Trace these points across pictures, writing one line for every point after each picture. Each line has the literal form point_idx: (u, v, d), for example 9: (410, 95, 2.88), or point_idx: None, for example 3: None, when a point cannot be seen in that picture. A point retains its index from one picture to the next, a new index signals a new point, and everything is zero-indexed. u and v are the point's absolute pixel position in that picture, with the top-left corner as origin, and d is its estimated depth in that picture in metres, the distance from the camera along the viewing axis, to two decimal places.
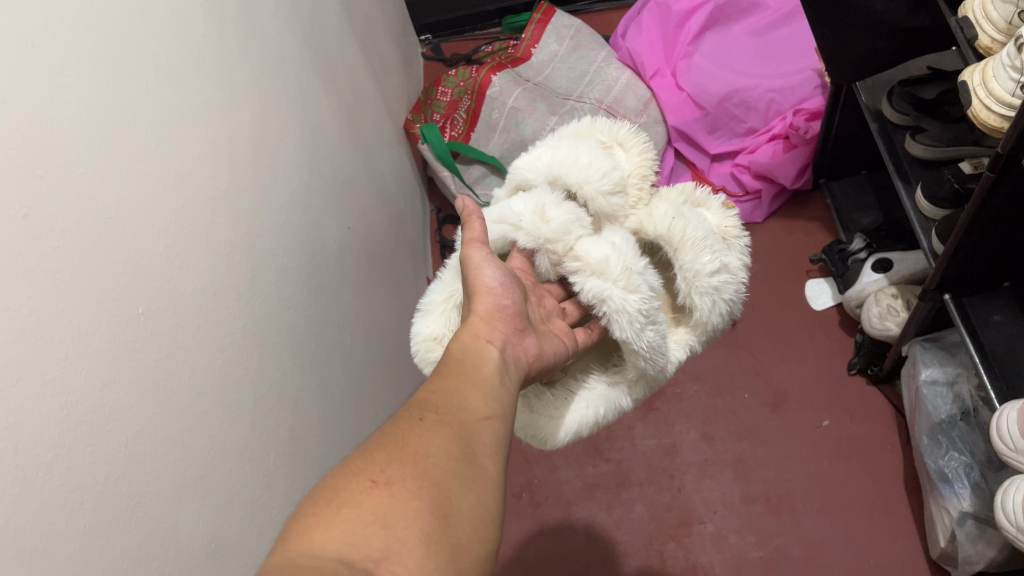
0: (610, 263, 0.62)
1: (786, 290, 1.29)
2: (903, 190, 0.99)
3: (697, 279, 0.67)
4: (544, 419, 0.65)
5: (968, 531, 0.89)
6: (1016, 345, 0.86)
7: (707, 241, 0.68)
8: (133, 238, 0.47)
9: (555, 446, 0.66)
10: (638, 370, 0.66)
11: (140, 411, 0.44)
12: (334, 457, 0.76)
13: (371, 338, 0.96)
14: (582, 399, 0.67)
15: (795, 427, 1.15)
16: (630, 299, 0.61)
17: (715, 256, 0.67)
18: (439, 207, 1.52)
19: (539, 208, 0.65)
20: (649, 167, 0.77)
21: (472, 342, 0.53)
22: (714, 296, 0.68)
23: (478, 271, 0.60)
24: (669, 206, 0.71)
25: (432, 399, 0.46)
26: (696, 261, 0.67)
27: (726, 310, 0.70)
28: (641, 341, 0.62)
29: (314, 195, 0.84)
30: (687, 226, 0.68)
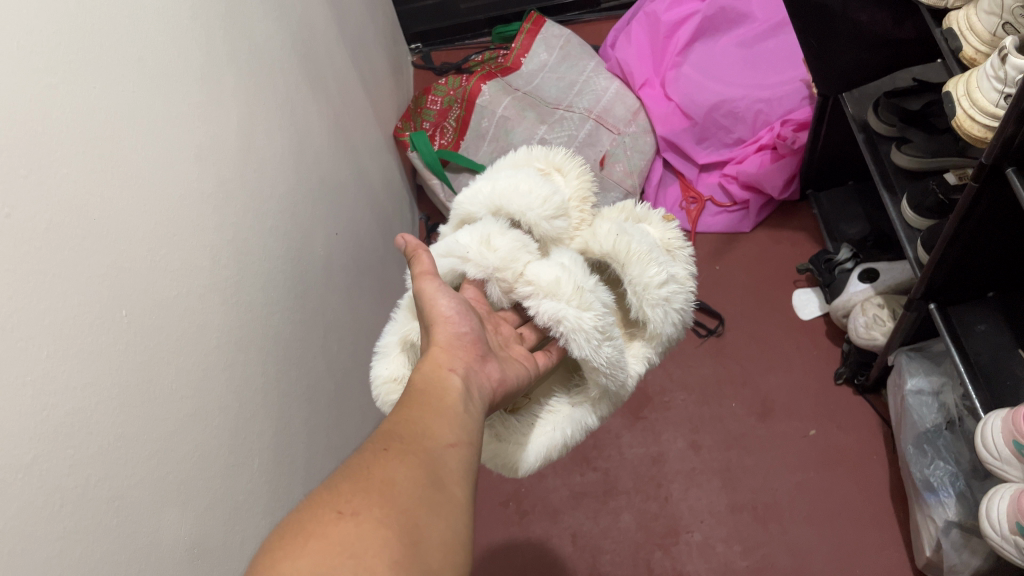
0: (562, 284, 0.62)
1: (773, 300, 1.29)
2: (889, 201, 0.99)
3: (647, 292, 0.67)
4: (512, 445, 0.65)
5: (954, 540, 0.90)
6: (1000, 354, 0.87)
7: (652, 254, 0.68)
8: (119, 240, 0.47)
9: (526, 472, 0.65)
10: (600, 387, 0.66)
11: (122, 414, 0.44)
12: (318, 464, 0.75)
13: (357, 345, 0.95)
14: (548, 422, 0.66)
15: (781, 436, 1.15)
16: (585, 316, 0.61)
17: (662, 268, 0.68)
18: (427, 215, 1.52)
19: (485, 238, 0.65)
20: (588, 188, 0.77)
21: (434, 371, 0.51)
22: (665, 306, 0.69)
23: (434, 301, 0.59)
24: (613, 224, 0.71)
25: (394, 429, 0.44)
26: (644, 274, 0.67)
27: (678, 319, 0.71)
28: (600, 356, 0.62)
29: (302, 201, 0.83)
30: (631, 241, 0.68)
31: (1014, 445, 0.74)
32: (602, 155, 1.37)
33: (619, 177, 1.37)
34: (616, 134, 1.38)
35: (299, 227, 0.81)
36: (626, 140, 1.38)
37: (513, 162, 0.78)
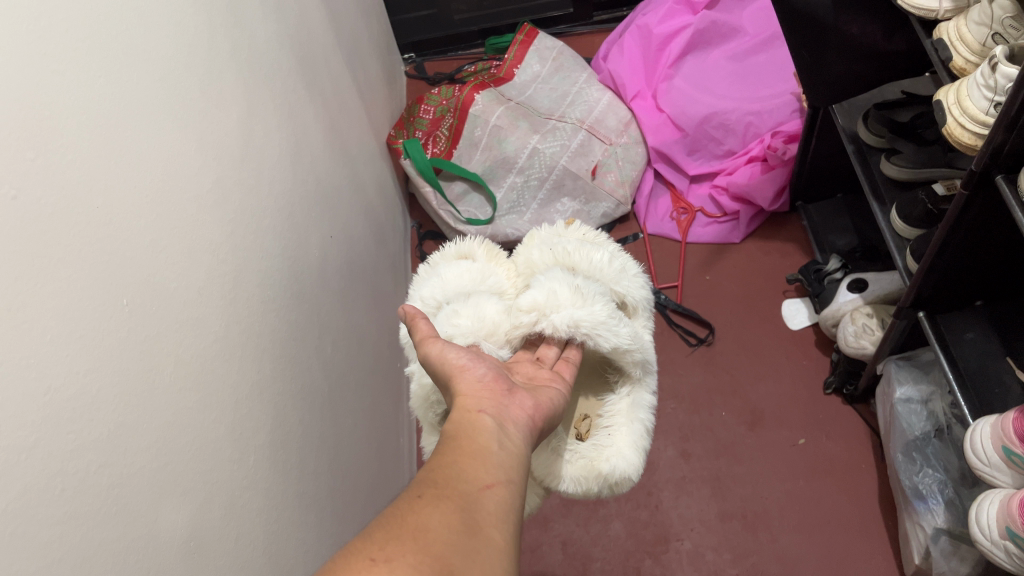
0: (558, 294, 0.64)
1: (764, 309, 1.30)
2: (878, 209, 1.00)
3: (605, 273, 0.70)
4: (611, 456, 0.65)
5: (942, 547, 0.90)
6: (988, 363, 0.87)
7: (584, 245, 0.71)
8: (122, 228, 0.47)
9: (636, 473, 0.67)
10: (638, 366, 0.68)
11: (121, 402, 0.44)
12: (312, 464, 0.75)
13: (350, 348, 0.95)
14: (621, 423, 0.68)
15: (771, 445, 1.16)
16: (593, 310, 0.64)
17: (600, 249, 0.71)
18: (419, 223, 1.52)
19: (451, 317, 0.65)
20: (493, 248, 0.76)
21: (463, 415, 0.51)
22: (625, 276, 0.72)
23: (444, 358, 0.58)
24: (540, 246, 0.73)
25: (429, 477, 0.45)
26: (592, 262, 0.70)
27: (641, 279, 0.74)
28: (624, 335, 0.65)
29: (298, 203, 0.84)
30: (563, 248, 0.71)
31: (1003, 451, 0.74)
32: (594, 165, 1.38)
33: (610, 187, 1.38)
34: (608, 144, 1.40)
35: (295, 228, 0.81)
36: (617, 151, 1.40)
37: (419, 276, 0.75)
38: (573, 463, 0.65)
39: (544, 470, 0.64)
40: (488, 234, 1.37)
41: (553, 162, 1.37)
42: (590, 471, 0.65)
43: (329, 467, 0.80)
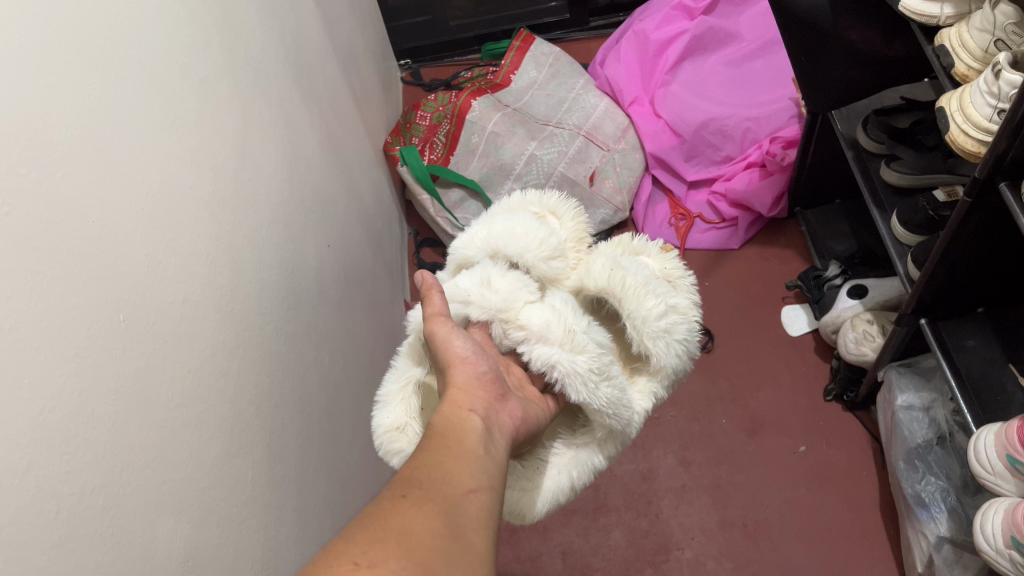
0: (553, 327, 0.61)
1: (763, 316, 1.29)
2: (878, 217, 1.00)
3: (646, 324, 0.67)
4: (519, 486, 0.62)
5: (945, 556, 0.89)
6: (991, 370, 0.87)
7: (649, 287, 0.68)
8: (119, 242, 0.46)
9: (533, 520, 0.62)
10: (606, 428, 0.64)
11: (117, 421, 0.43)
12: (310, 477, 0.74)
13: (347, 358, 0.94)
14: (555, 465, 0.64)
15: (771, 452, 1.15)
16: (578, 359, 0.60)
17: (660, 301, 0.68)
18: (416, 230, 1.51)
19: (485, 280, 0.65)
20: (573, 226, 0.77)
21: (454, 412, 0.51)
22: (667, 339, 0.68)
23: (449, 343, 0.58)
24: (607, 260, 0.71)
25: (414, 475, 0.44)
26: (642, 307, 0.67)
27: (683, 351, 0.70)
28: (599, 398, 0.61)
29: (294, 212, 0.83)
30: (626, 275, 0.68)
31: (1008, 460, 0.74)
32: (593, 172, 1.38)
33: (608, 194, 1.37)
34: (605, 150, 1.38)
35: (292, 238, 0.80)
36: (615, 157, 1.39)
37: (508, 208, 0.78)
38: None
39: None
40: None
41: (551, 169, 1.37)
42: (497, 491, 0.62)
43: (328, 480, 0.79)
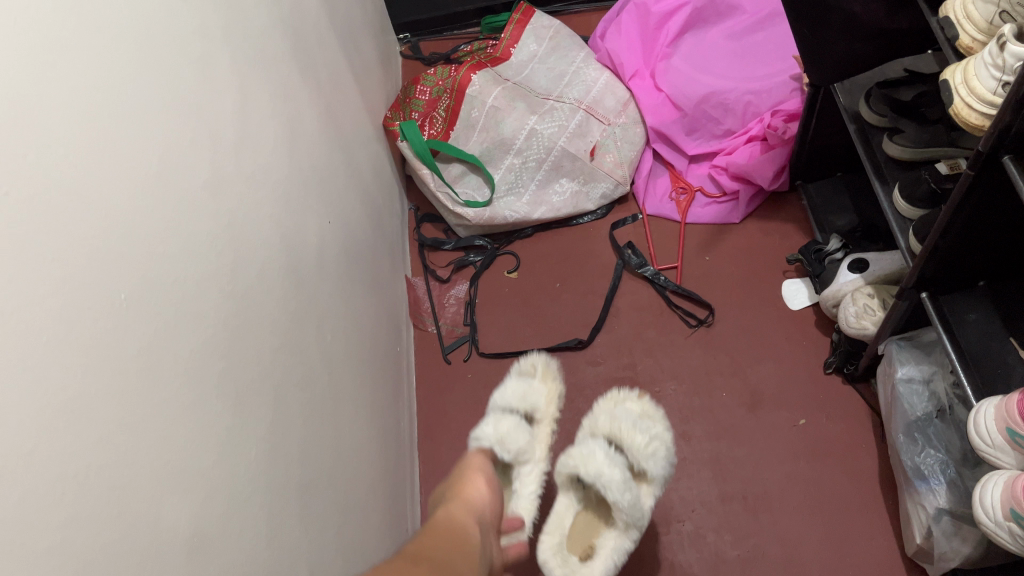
0: (593, 455, 0.85)
1: (763, 290, 1.28)
2: (880, 190, 1.00)
3: (637, 451, 0.87)
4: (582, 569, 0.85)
5: (944, 528, 0.90)
6: (991, 343, 0.87)
7: (637, 428, 0.89)
8: (121, 224, 0.46)
9: None
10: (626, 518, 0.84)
11: (118, 400, 0.43)
12: (314, 454, 0.75)
13: (349, 335, 0.94)
14: (602, 564, 0.86)
15: (771, 426, 1.15)
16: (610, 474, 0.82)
17: (649, 435, 0.88)
18: (416, 205, 1.51)
19: (501, 434, 0.89)
20: (557, 388, 1.02)
21: (449, 520, 0.59)
22: (652, 454, 0.87)
23: (471, 473, 0.72)
24: (604, 414, 0.94)
25: (417, 549, 0.51)
26: (635, 444, 0.88)
27: (665, 464, 0.87)
28: (625, 499, 0.82)
29: (294, 189, 0.82)
30: (621, 424, 0.90)
31: (1007, 433, 0.74)
32: (593, 146, 1.37)
33: (608, 168, 1.37)
34: (606, 124, 1.38)
35: (292, 216, 0.80)
36: (616, 131, 1.38)
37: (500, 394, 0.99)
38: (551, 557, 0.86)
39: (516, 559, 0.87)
40: (487, 217, 1.36)
41: (552, 144, 1.36)
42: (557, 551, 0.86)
43: (331, 455, 0.80)
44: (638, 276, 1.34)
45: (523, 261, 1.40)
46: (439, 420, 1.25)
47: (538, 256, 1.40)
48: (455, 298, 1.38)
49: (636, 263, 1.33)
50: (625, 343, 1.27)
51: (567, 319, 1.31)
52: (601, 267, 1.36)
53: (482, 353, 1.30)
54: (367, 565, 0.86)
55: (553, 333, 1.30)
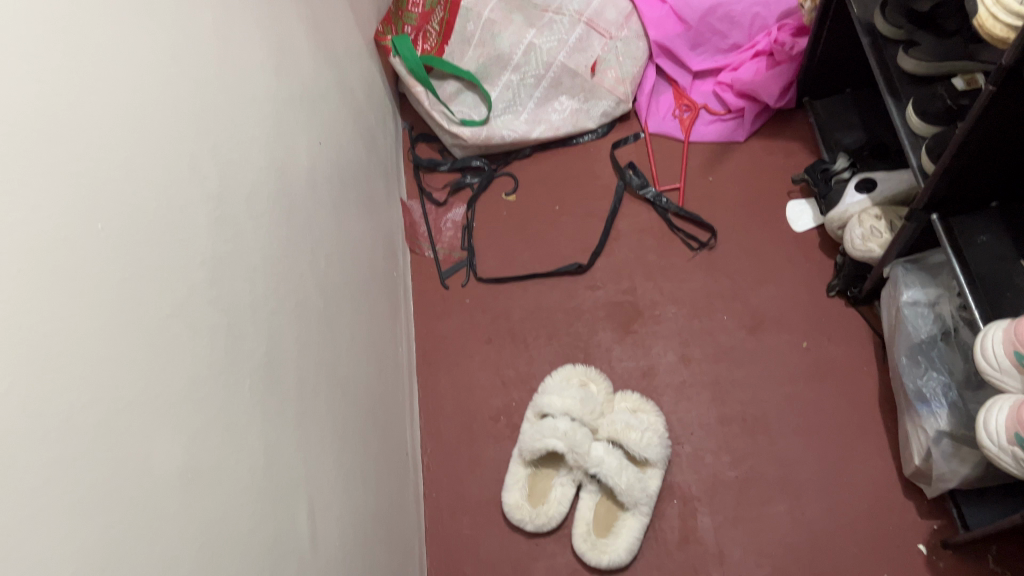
0: (603, 461, 1.04)
1: (766, 210, 1.26)
2: (893, 106, 0.96)
3: (635, 445, 1.05)
4: (609, 551, 1.02)
5: (943, 449, 0.90)
6: (1000, 266, 0.85)
7: (637, 427, 1.07)
8: (86, 146, 0.44)
9: (623, 558, 1.02)
10: (634, 498, 1.03)
11: (102, 332, 0.43)
12: (310, 381, 0.74)
13: (344, 259, 0.92)
14: (626, 531, 1.03)
15: (772, 348, 1.14)
16: (613, 465, 1.04)
17: (643, 437, 1.06)
18: (410, 124, 1.46)
19: (541, 406, 1.12)
20: (607, 387, 1.14)
21: None
22: (645, 445, 1.05)
23: None
24: (618, 416, 1.09)
25: None
26: (632, 441, 1.06)
27: (657, 451, 1.06)
28: (621, 480, 1.03)
29: (281, 108, 0.79)
30: (627, 431, 1.06)
31: (1015, 356, 0.73)
32: (593, 62, 1.32)
33: (610, 84, 1.33)
34: (607, 39, 1.33)
35: (281, 137, 0.77)
36: (617, 46, 1.33)
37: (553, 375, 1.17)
38: (581, 539, 1.04)
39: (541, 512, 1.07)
40: (484, 137, 1.32)
41: (551, 60, 1.31)
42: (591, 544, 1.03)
43: (328, 382, 0.79)
44: (638, 198, 1.30)
45: (521, 182, 1.36)
46: (437, 344, 1.24)
47: (536, 177, 1.37)
48: (451, 221, 1.35)
49: (638, 185, 1.29)
50: (625, 265, 1.25)
51: (566, 241, 1.29)
52: (601, 188, 1.33)
53: (480, 278, 1.28)
54: (367, 489, 0.86)
55: (551, 256, 1.28)
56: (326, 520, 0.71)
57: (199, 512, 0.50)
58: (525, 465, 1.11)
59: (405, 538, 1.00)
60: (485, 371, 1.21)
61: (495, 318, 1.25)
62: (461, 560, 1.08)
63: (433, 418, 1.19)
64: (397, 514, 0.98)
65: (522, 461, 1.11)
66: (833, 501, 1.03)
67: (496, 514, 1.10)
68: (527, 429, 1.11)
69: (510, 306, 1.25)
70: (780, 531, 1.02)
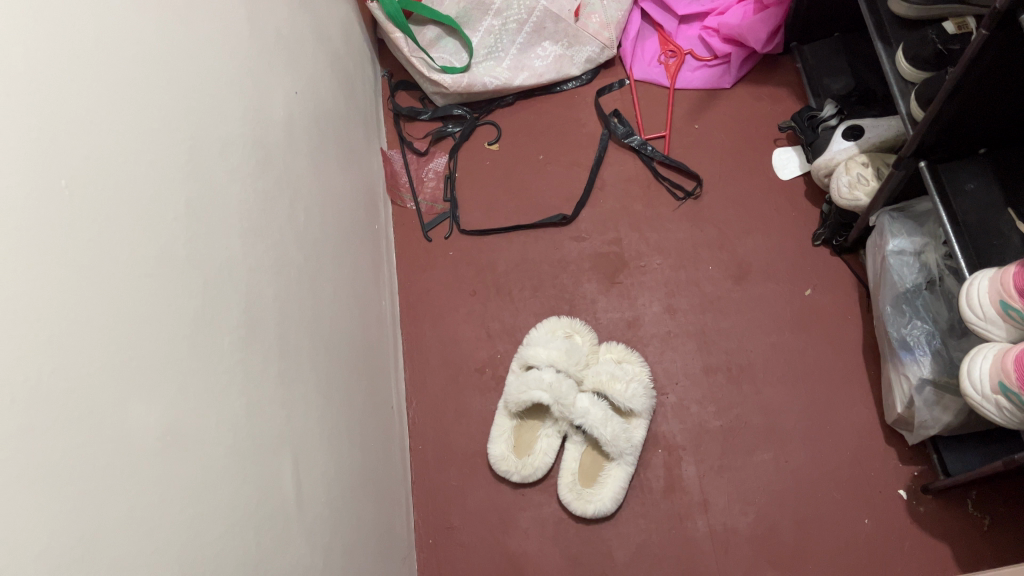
0: (589, 411, 1.04)
1: (753, 158, 1.24)
2: (883, 51, 0.94)
3: (621, 396, 1.05)
4: (595, 501, 1.03)
5: (926, 397, 0.90)
6: (988, 213, 0.84)
7: (623, 378, 1.06)
8: (42, 103, 0.42)
9: (609, 508, 1.03)
10: (619, 448, 1.03)
11: (70, 293, 0.42)
12: (292, 339, 0.72)
13: (325, 212, 0.91)
14: (611, 481, 1.04)
15: (757, 297, 1.14)
16: (598, 416, 1.04)
17: (629, 387, 1.06)
18: (391, 71, 1.42)
19: (526, 359, 1.11)
20: (592, 338, 1.13)
21: None
22: (631, 395, 1.05)
23: None
24: (604, 367, 1.09)
25: None
26: (618, 392, 1.05)
27: (643, 401, 1.06)
28: (607, 430, 1.03)
29: (254, 56, 0.76)
30: (613, 381, 1.06)
31: (1000, 305, 0.73)
32: (577, 6, 1.29)
33: (595, 30, 1.30)
34: None
35: (255, 87, 0.74)
36: None
37: (538, 327, 1.16)
38: (567, 490, 1.05)
39: (529, 464, 1.07)
40: (465, 84, 1.29)
41: (534, 4, 1.29)
42: (577, 494, 1.04)
43: (311, 339, 0.78)
44: (624, 146, 1.28)
45: (504, 131, 1.34)
46: (421, 298, 1.23)
47: (520, 125, 1.34)
48: (433, 172, 1.33)
49: (624, 133, 1.27)
50: (611, 216, 1.23)
51: (550, 191, 1.27)
52: (586, 137, 1.30)
53: (463, 230, 1.27)
54: (352, 445, 0.85)
55: (536, 208, 1.26)
56: (311, 478, 0.71)
57: (182, 475, 0.49)
58: (510, 418, 1.11)
59: (393, 492, 1.01)
60: (470, 324, 1.20)
61: (479, 271, 1.23)
62: (448, 512, 1.09)
63: (419, 371, 1.18)
64: (383, 468, 0.98)
65: (508, 413, 1.11)
66: (817, 448, 1.04)
67: (482, 466, 1.11)
68: (512, 382, 1.11)
69: (494, 258, 1.24)
70: (764, 479, 1.03)
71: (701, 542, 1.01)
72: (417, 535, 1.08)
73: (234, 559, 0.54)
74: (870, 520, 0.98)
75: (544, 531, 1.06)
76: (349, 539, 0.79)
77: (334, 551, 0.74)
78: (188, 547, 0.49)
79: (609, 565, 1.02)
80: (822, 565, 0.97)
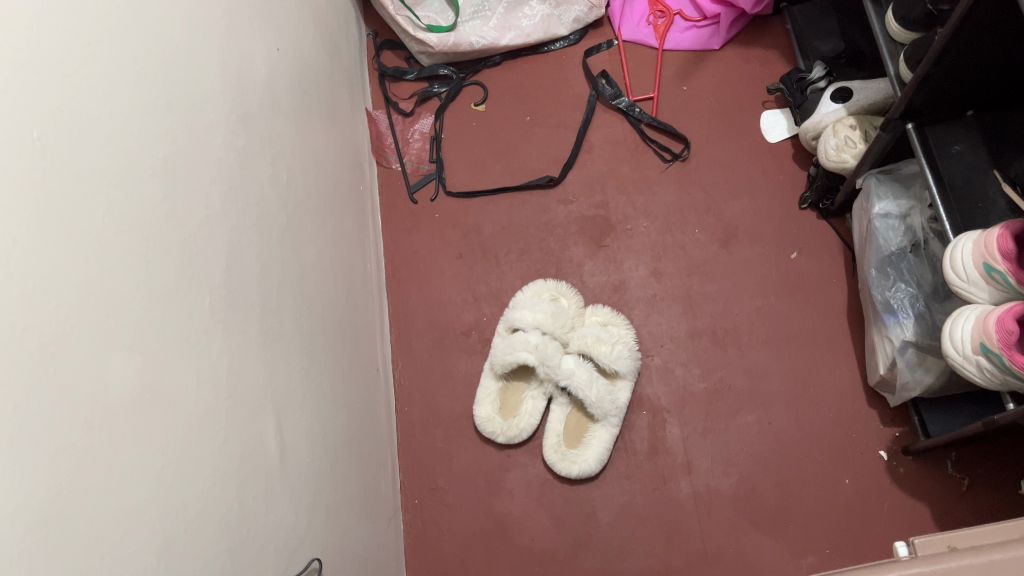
0: (574, 374, 1.05)
1: (741, 120, 1.23)
2: (872, 11, 0.93)
3: (606, 358, 1.06)
4: (580, 463, 1.04)
5: (908, 359, 0.91)
6: (974, 176, 0.84)
7: (609, 340, 1.07)
8: (6, 53, 0.41)
9: (593, 470, 1.04)
10: (605, 410, 1.04)
11: (48, 254, 0.42)
12: (275, 299, 0.72)
13: (308, 171, 0.90)
14: (596, 444, 1.05)
15: (743, 262, 1.14)
16: (583, 378, 1.04)
17: (615, 349, 1.06)
18: (376, 29, 1.40)
19: (511, 321, 1.11)
20: (576, 300, 1.13)
21: None
22: (616, 356, 1.06)
23: None
24: (589, 329, 1.09)
25: None
26: (603, 353, 1.06)
27: (628, 363, 1.06)
28: (593, 392, 1.03)
29: (235, 11, 0.74)
30: (598, 343, 1.07)
31: (984, 268, 0.73)
32: None
33: None
34: None
35: (236, 43, 0.73)
36: None
37: (525, 291, 1.15)
38: (553, 451, 1.05)
39: (513, 426, 1.07)
40: (451, 43, 1.28)
41: None
42: (562, 456, 1.05)
43: (294, 300, 0.77)
44: (611, 108, 1.27)
45: (490, 92, 1.32)
46: (406, 261, 1.23)
47: (506, 87, 1.32)
48: (419, 133, 1.31)
49: (612, 95, 1.26)
50: (597, 179, 1.22)
51: (537, 154, 1.26)
52: (573, 98, 1.29)
53: (449, 193, 1.25)
54: (337, 407, 0.85)
55: (522, 171, 1.25)
56: (295, 438, 0.71)
57: (162, 433, 0.49)
58: (496, 379, 1.11)
59: (379, 452, 1.01)
60: (456, 288, 1.19)
61: (465, 234, 1.23)
62: (434, 474, 1.10)
63: (404, 334, 1.18)
64: (369, 430, 0.98)
65: (493, 374, 1.11)
66: (800, 411, 1.04)
67: (468, 428, 1.11)
68: (498, 344, 1.11)
69: (480, 222, 1.23)
70: (747, 441, 1.04)
71: (685, 503, 1.02)
72: (403, 496, 1.09)
73: (217, 519, 0.54)
74: (850, 480, 1.00)
75: (530, 492, 1.06)
76: (333, 499, 0.79)
77: (318, 510, 0.74)
78: (169, 503, 0.49)
79: (593, 525, 1.03)
80: (804, 524, 0.99)
